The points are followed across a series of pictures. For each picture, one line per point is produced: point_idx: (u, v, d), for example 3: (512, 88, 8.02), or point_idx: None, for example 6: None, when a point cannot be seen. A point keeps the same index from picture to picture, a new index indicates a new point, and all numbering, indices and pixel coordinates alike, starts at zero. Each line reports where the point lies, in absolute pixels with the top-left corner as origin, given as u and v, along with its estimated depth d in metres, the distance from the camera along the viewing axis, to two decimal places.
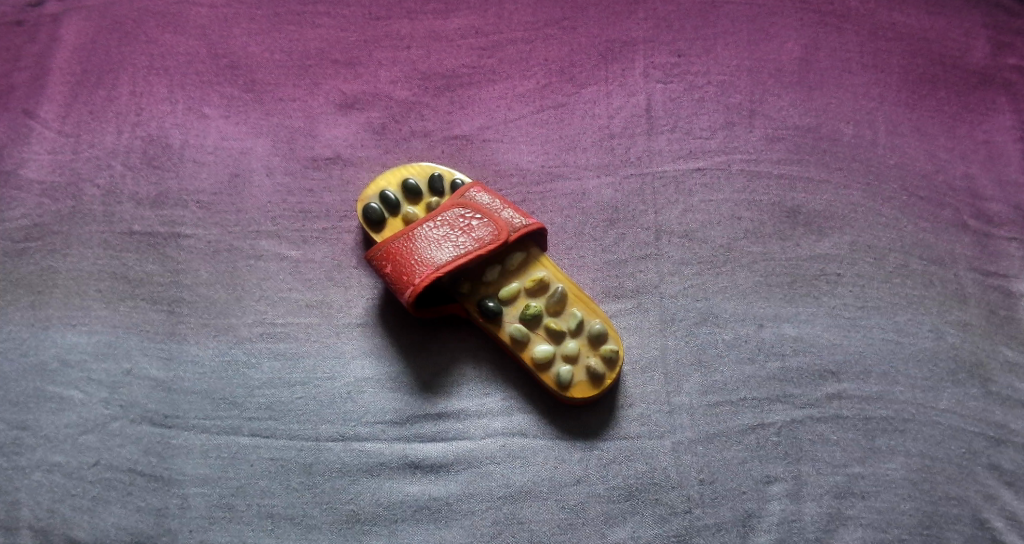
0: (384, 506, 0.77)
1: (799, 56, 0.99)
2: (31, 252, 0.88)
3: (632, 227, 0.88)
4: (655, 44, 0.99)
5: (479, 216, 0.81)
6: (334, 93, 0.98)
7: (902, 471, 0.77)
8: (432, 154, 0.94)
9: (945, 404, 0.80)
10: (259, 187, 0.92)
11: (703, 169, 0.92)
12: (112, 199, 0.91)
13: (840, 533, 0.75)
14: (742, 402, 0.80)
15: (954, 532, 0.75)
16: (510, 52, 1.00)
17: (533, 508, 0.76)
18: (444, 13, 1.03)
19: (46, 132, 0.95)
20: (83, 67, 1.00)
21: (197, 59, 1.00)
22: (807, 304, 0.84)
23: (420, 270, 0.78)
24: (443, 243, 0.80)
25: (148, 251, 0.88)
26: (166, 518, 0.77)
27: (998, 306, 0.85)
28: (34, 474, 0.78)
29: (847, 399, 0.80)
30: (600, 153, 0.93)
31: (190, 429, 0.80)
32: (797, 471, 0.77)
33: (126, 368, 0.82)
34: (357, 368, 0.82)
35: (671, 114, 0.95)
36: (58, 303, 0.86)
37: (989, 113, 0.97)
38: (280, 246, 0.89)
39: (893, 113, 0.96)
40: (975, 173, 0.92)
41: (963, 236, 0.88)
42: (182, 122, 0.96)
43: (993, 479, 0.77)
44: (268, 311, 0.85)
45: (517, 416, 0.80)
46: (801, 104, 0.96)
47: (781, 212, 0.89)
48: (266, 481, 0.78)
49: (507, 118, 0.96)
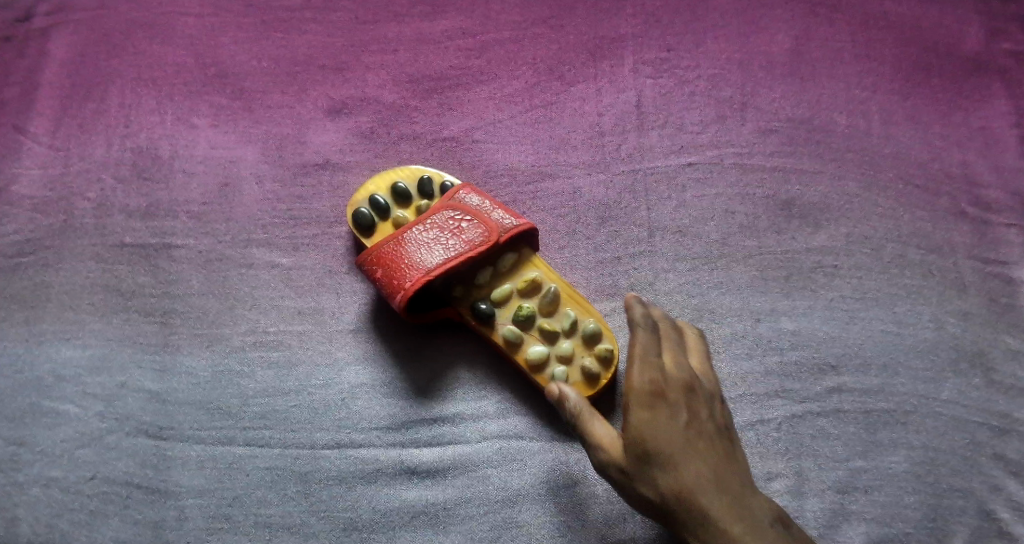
0: (382, 512, 0.76)
1: (790, 48, 0.98)
2: (23, 268, 0.88)
3: (626, 225, 0.88)
4: (643, 39, 0.98)
5: (469, 218, 0.80)
6: (323, 98, 0.97)
7: (905, 464, 0.76)
8: (422, 157, 0.93)
9: (948, 394, 0.79)
10: (250, 195, 0.91)
11: (695, 164, 0.91)
12: (103, 212, 0.91)
13: (844, 529, 0.74)
14: (740, 399, 0.79)
15: (960, 525, 0.74)
16: (498, 52, 0.99)
17: (531, 510, 0.76)
18: (431, 15, 1.02)
19: (37, 147, 0.95)
20: (71, 80, 1.00)
21: (186, 68, 1.00)
22: (805, 297, 0.84)
23: (411, 274, 0.78)
24: (434, 247, 0.79)
25: (140, 263, 0.88)
26: (164, 530, 0.76)
27: (999, 294, 0.84)
28: (31, 489, 0.78)
29: (846, 393, 0.79)
30: (592, 151, 0.92)
31: (186, 441, 0.80)
32: (798, 467, 0.76)
33: (121, 381, 0.82)
34: (351, 375, 0.82)
35: (662, 110, 0.94)
36: (52, 318, 0.85)
37: (983, 100, 0.95)
38: (272, 254, 0.88)
39: (887, 102, 0.94)
40: (972, 160, 0.91)
41: (961, 224, 0.87)
42: (171, 133, 0.96)
43: (998, 469, 0.76)
44: (261, 320, 0.85)
45: (513, 418, 0.79)
46: (793, 95, 0.95)
47: (775, 205, 0.89)
48: (264, 491, 0.77)
49: (497, 118, 0.95)
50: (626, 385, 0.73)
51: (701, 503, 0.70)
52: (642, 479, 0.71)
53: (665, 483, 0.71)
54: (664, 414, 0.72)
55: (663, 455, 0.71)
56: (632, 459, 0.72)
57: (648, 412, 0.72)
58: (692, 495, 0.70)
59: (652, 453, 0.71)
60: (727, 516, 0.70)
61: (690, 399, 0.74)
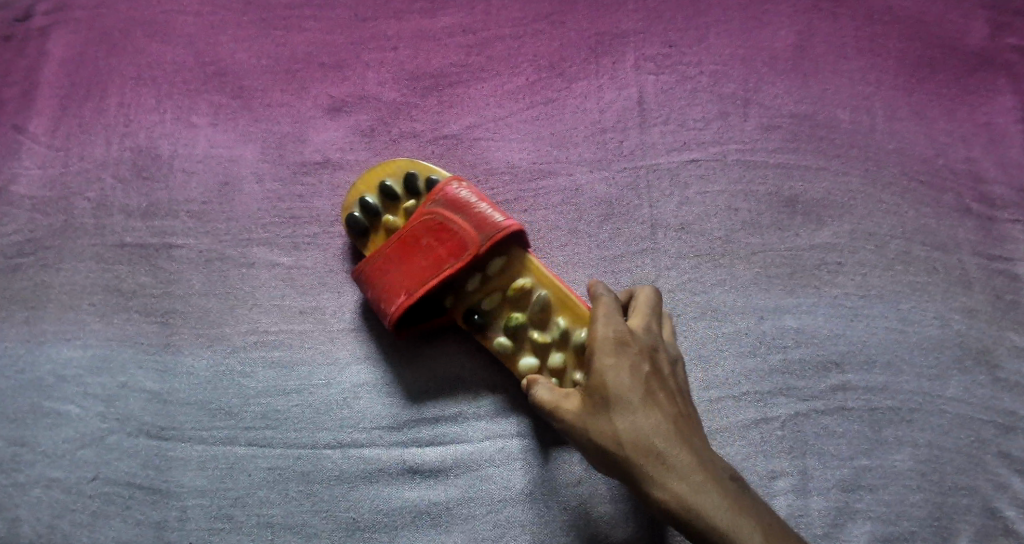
0: (383, 512, 0.76)
1: (793, 43, 0.96)
2: (23, 269, 0.88)
3: (628, 222, 0.87)
4: (645, 35, 0.97)
5: (449, 227, 0.80)
6: (323, 97, 0.97)
7: (909, 462, 0.76)
8: (423, 155, 0.93)
9: (953, 392, 0.79)
10: (249, 195, 0.91)
11: (699, 160, 0.90)
12: (103, 212, 0.91)
13: (848, 528, 0.74)
14: (745, 397, 0.79)
15: (964, 524, 0.74)
16: (499, 48, 0.98)
17: (534, 510, 0.75)
18: (432, 12, 1.01)
19: (37, 147, 0.95)
20: (70, 79, 0.99)
21: (184, 67, 0.99)
22: (808, 294, 0.83)
23: (394, 298, 0.79)
24: (415, 265, 0.80)
25: (141, 263, 0.88)
26: (166, 531, 0.77)
27: (1004, 290, 0.83)
28: (34, 490, 0.78)
29: (851, 391, 0.79)
30: (593, 148, 0.91)
31: (187, 441, 0.80)
32: (802, 465, 0.76)
33: (122, 381, 0.82)
34: (352, 374, 0.82)
35: (665, 106, 0.93)
36: (52, 318, 0.85)
37: (990, 94, 0.94)
38: (272, 253, 0.88)
39: (891, 98, 0.94)
40: (976, 155, 0.90)
41: (966, 220, 0.87)
42: (171, 132, 0.95)
43: (1004, 467, 0.76)
44: (262, 319, 0.84)
45: (515, 417, 0.79)
46: (797, 91, 0.94)
47: (778, 202, 0.88)
48: (265, 491, 0.78)
49: (498, 115, 0.94)
50: (590, 337, 0.72)
51: (661, 450, 0.67)
52: (601, 425, 0.68)
53: (622, 429, 0.68)
54: (627, 362, 0.70)
55: (624, 401, 0.68)
56: (592, 406, 0.69)
57: (611, 357, 0.70)
58: (652, 441, 0.67)
59: (611, 398, 0.68)
60: (687, 465, 0.66)
61: (654, 353, 0.71)
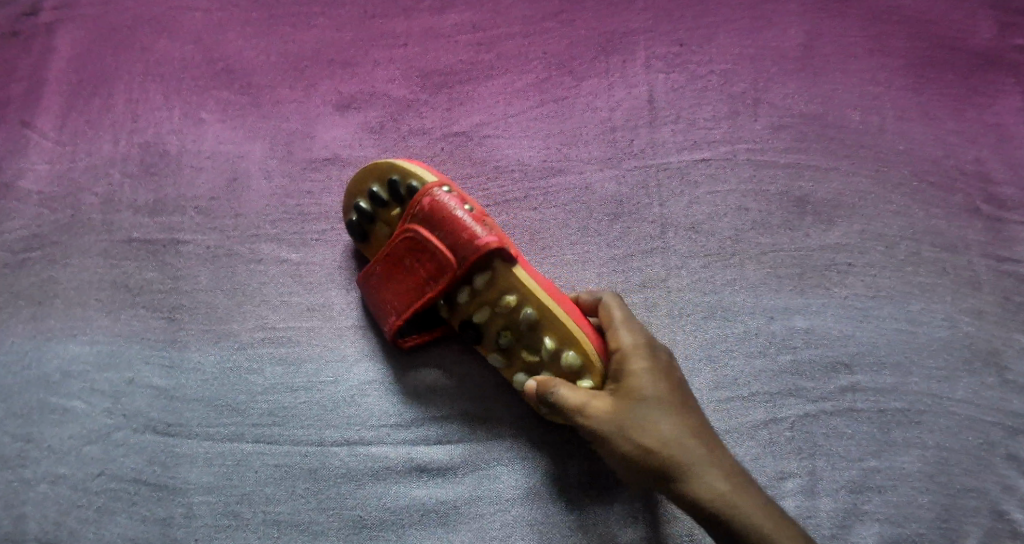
0: (391, 510, 0.76)
1: (802, 43, 0.96)
2: (30, 264, 0.88)
3: (637, 221, 0.87)
4: (654, 34, 0.97)
5: (429, 243, 0.77)
6: (331, 93, 0.96)
7: (918, 464, 0.76)
8: (432, 152, 0.92)
9: (962, 394, 0.78)
10: (257, 191, 0.91)
11: (708, 160, 0.90)
12: (111, 207, 0.91)
13: (857, 529, 0.73)
14: (754, 397, 0.78)
15: (973, 526, 0.73)
16: (507, 46, 0.98)
17: (542, 509, 0.75)
18: (440, 9, 1.01)
19: (44, 142, 0.95)
20: (78, 75, 0.99)
21: (192, 63, 0.99)
22: (818, 295, 0.83)
23: (388, 314, 0.80)
24: (403, 280, 0.79)
25: (148, 259, 0.88)
26: (171, 527, 0.76)
27: (1013, 292, 0.83)
28: (39, 486, 0.77)
29: (860, 392, 0.79)
30: (603, 147, 0.91)
31: (193, 437, 0.79)
32: (811, 466, 0.76)
33: (129, 378, 0.82)
34: (360, 372, 0.81)
35: (674, 105, 0.93)
36: (59, 314, 0.85)
37: (999, 95, 0.94)
38: (280, 250, 0.88)
39: (901, 98, 0.93)
40: (986, 156, 0.90)
41: (975, 222, 0.87)
42: (178, 128, 0.95)
43: (1012, 469, 0.75)
44: (269, 316, 0.84)
45: (524, 416, 0.78)
46: (806, 91, 0.94)
47: (788, 202, 0.88)
48: (272, 488, 0.77)
49: (507, 113, 0.94)
50: (615, 342, 0.72)
51: (697, 448, 0.67)
52: (631, 424, 0.68)
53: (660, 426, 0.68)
54: (657, 364, 0.71)
55: (657, 400, 0.69)
56: (625, 405, 0.69)
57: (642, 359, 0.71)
58: (686, 438, 0.68)
59: (640, 397, 0.69)
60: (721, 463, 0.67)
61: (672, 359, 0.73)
